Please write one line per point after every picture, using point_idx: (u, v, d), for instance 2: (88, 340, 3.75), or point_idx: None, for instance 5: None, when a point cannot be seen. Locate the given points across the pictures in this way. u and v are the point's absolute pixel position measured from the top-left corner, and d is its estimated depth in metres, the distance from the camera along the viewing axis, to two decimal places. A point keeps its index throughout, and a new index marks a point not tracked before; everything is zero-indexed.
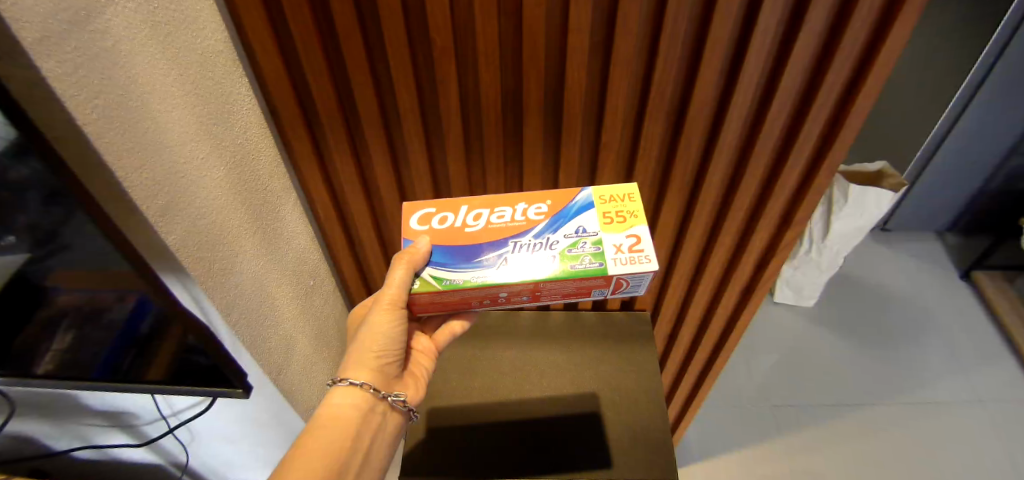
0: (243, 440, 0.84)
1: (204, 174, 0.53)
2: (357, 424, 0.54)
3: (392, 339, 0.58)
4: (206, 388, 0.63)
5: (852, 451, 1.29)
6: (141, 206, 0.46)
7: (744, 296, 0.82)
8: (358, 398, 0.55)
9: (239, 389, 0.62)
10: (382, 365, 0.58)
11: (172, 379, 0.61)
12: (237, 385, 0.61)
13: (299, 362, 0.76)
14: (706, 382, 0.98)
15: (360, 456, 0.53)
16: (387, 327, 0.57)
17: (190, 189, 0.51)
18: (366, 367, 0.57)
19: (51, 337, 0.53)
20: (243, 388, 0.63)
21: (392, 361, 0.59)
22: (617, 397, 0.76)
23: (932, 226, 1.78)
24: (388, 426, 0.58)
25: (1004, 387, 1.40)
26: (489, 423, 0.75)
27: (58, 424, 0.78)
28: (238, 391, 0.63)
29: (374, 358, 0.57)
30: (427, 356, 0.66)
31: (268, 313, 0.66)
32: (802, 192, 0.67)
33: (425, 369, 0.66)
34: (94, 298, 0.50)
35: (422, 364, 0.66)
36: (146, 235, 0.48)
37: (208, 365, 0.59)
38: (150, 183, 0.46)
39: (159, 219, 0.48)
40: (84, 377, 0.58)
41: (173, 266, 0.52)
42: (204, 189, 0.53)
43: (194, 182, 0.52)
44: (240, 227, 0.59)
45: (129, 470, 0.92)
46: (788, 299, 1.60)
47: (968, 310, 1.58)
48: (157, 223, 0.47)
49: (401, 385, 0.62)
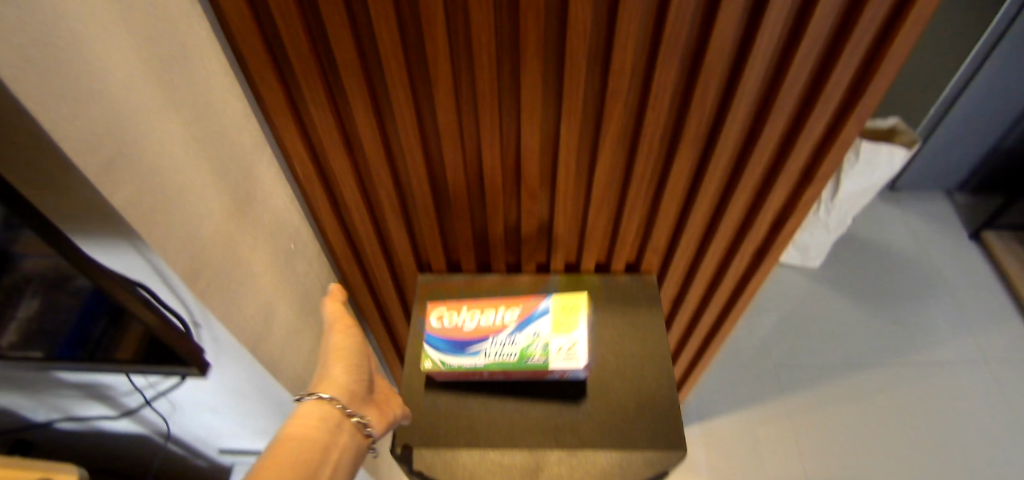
0: (231, 413, 0.76)
1: (156, 126, 0.47)
2: (325, 433, 0.51)
3: (356, 351, 0.60)
4: (155, 367, 0.60)
5: (854, 411, 1.29)
6: (78, 163, 0.39)
7: (758, 259, 0.78)
8: (325, 410, 0.53)
9: (195, 369, 0.62)
10: (352, 373, 0.60)
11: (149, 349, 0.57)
12: (191, 364, 0.60)
13: (280, 330, 0.69)
14: (714, 342, 0.94)
15: (329, 462, 0.49)
16: (348, 341, 0.60)
17: (139, 143, 0.45)
18: (334, 377, 0.58)
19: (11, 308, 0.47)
20: (199, 368, 0.62)
21: (358, 378, 0.59)
22: (620, 363, 0.71)
23: (941, 184, 1.73)
24: (354, 444, 0.54)
25: (1011, 347, 1.39)
26: (485, 394, 0.70)
27: (33, 396, 0.73)
28: (193, 371, 0.62)
29: (341, 372, 0.59)
30: (397, 398, 0.65)
31: (243, 280, 0.60)
32: (827, 145, 0.61)
33: (396, 411, 0.63)
34: (59, 267, 0.45)
35: (394, 405, 0.63)
36: (86, 191, 0.42)
37: (160, 343, 0.56)
38: (87, 136, 0.40)
39: (101, 177, 0.41)
40: (49, 345, 0.53)
41: (119, 229, 0.46)
42: (158, 141, 0.47)
43: (143, 135, 0.45)
44: (201, 185, 0.53)
45: (112, 445, 0.87)
46: (793, 260, 1.57)
47: (976, 270, 1.56)
48: (97, 183, 0.41)
49: (370, 410, 0.59)
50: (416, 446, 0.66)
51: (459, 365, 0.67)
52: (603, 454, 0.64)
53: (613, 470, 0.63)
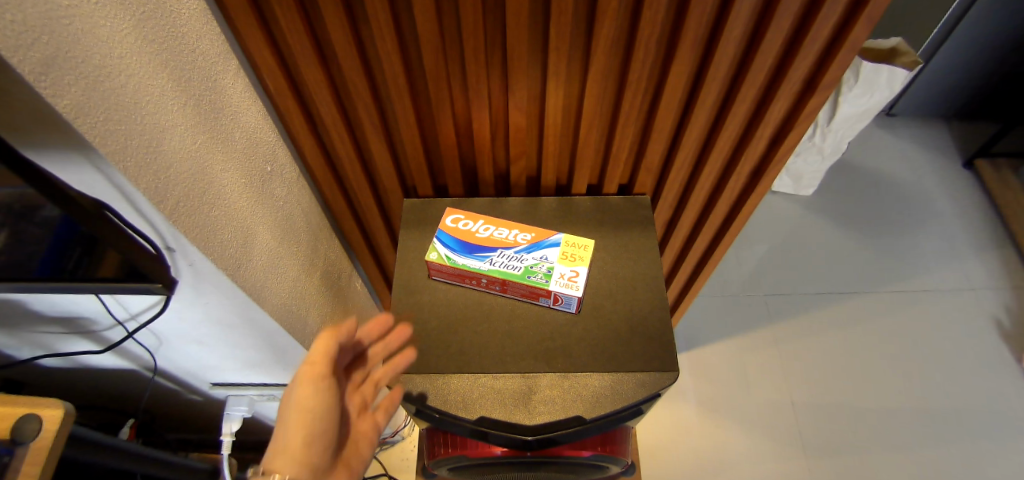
0: (218, 343, 0.74)
1: (101, 21, 0.41)
2: None
3: (326, 416, 0.54)
4: (114, 286, 0.53)
5: (840, 337, 1.32)
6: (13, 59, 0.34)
7: (754, 177, 0.76)
8: None
9: (159, 284, 0.55)
10: (315, 445, 0.53)
11: (128, 283, 0.53)
12: (154, 279, 0.53)
13: (262, 256, 0.66)
14: (709, 264, 0.94)
15: None
16: (317, 404, 0.53)
17: (84, 41, 0.39)
18: (293, 450, 0.51)
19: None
20: (165, 284, 0.55)
21: (324, 447, 0.54)
22: (614, 286, 0.69)
23: (937, 112, 1.70)
24: None
25: (996, 274, 1.42)
26: (473, 319, 0.67)
27: (13, 333, 0.70)
28: (159, 287, 0.55)
29: (301, 445, 0.52)
30: (367, 441, 0.61)
31: (217, 202, 0.57)
32: (834, 48, 0.57)
33: (363, 457, 0.60)
34: (24, 195, 0.41)
35: (361, 450, 0.60)
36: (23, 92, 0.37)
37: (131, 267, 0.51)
38: (20, 28, 0.34)
39: (42, 79, 0.36)
40: (26, 277, 0.50)
41: (71, 140, 0.41)
42: (105, 40, 0.41)
43: (87, 31, 0.39)
44: (158, 92, 0.48)
45: (103, 381, 0.85)
46: (786, 188, 1.56)
47: (968, 200, 1.56)
48: (38, 83, 0.36)
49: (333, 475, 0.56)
50: (400, 372, 0.63)
51: (464, 264, 0.66)
52: (591, 377, 0.62)
53: (601, 394, 0.61)
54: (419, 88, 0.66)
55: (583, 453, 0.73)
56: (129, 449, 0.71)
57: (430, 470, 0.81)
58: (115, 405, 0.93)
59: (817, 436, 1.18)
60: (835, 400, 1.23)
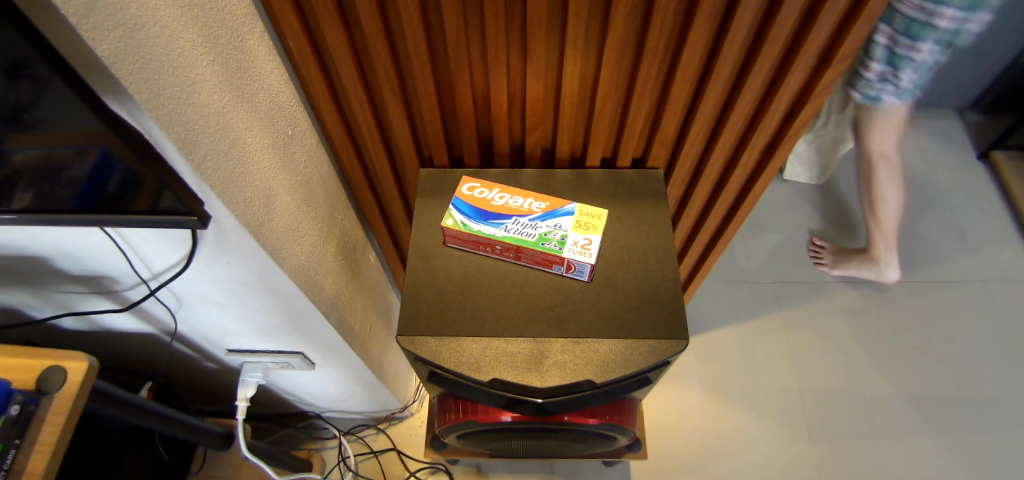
0: (236, 306, 0.75)
1: None
2: None
3: None
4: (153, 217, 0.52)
5: (848, 325, 1.32)
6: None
7: (767, 153, 0.77)
8: None
9: (194, 217, 0.53)
10: None
11: (163, 216, 0.52)
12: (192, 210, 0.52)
13: (282, 215, 0.67)
14: (720, 240, 0.95)
15: None
16: None
17: None
18: None
19: (7, 197, 0.45)
20: (199, 217, 0.53)
21: None
22: (625, 257, 0.70)
23: (953, 103, 1.69)
24: None
25: (1009, 267, 1.40)
26: (486, 284, 0.68)
27: (38, 292, 0.72)
28: (193, 221, 0.53)
29: None
30: None
31: (242, 159, 0.58)
32: (851, 19, 0.57)
33: None
34: (51, 156, 0.42)
35: None
36: (67, 38, 0.37)
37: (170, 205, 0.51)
38: None
39: (84, 22, 0.36)
40: (65, 208, 0.48)
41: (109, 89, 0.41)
42: None
43: None
44: (190, 44, 0.49)
45: (122, 343, 0.87)
46: (797, 176, 1.56)
47: (982, 192, 1.55)
48: (82, 29, 0.36)
49: None
50: (416, 334, 0.64)
51: (479, 230, 0.67)
52: (602, 342, 0.63)
53: (612, 358, 0.62)
54: (438, 56, 0.67)
55: (589, 421, 0.74)
56: (149, 407, 0.72)
57: (440, 437, 0.83)
58: (133, 370, 0.95)
59: (822, 422, 1.18)
60: (843, 388, 1.23)
